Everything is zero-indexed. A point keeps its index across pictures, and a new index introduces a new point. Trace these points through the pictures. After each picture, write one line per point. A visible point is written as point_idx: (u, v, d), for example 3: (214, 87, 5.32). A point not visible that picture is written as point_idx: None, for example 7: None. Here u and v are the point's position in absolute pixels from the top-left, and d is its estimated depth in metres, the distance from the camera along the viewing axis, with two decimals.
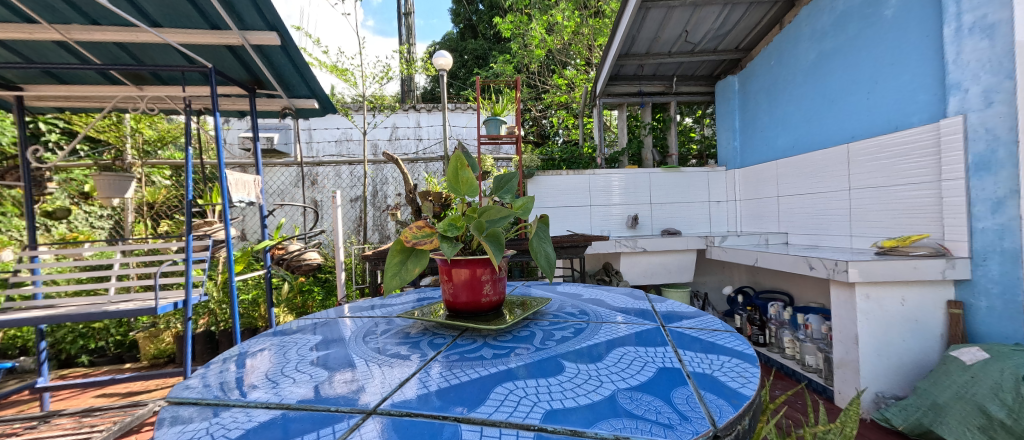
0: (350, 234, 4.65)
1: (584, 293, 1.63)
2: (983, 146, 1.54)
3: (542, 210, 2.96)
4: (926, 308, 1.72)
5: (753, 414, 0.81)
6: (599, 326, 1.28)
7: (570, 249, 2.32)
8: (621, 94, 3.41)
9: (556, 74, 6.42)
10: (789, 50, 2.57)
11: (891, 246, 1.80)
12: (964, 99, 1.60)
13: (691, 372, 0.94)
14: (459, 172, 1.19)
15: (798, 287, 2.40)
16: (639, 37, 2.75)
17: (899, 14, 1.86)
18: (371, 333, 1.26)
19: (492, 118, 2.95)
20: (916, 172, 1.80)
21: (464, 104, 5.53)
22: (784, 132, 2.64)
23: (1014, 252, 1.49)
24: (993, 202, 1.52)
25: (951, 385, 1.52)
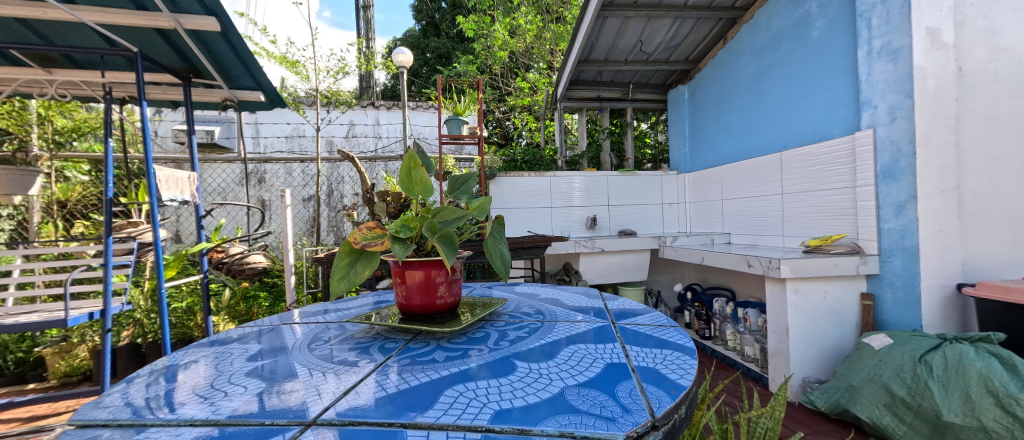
0: (301, 236, 4.39)
1: (542, 293, 1.65)
2: (889, 156, 1.75)
3: (503, 211, 2.97)
4: (844, 301, 1.92)
5: (690, 402, 0.86)
6: (554, 324, 1.30)
7: (531, 250, 2.36)
8: (581, 99, 3.49)
9: (519, 76, 6.50)
10: (732, 63, 2.77)
11: (816, 245, 1.98)
12: (874, 114, 1.81)
13: (636, 366, 0.99)
14: (412, 172, 1.16)
15: (739, 284, 2.59)
16: (598, 44, 2.84)
17: (823, 36, 2.07)
18: (318, 339, 1.19)
19: (453, 117, 2.90)
20: (836, 178, 2.01)
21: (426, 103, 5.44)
22: (728, 140, 2.83)
23: (913, 249, 1.70)
24: (897, 205, 1.73)
25: (864, 368, 1.71)
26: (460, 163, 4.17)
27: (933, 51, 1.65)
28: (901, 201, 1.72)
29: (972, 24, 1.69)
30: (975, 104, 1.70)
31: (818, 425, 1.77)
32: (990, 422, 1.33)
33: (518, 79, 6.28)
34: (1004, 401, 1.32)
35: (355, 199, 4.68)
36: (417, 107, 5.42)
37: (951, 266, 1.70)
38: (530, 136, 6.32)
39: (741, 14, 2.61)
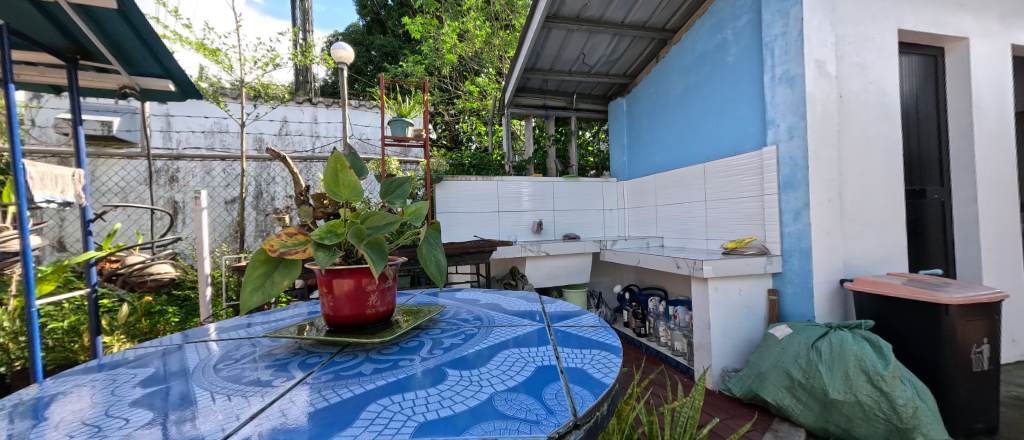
0: (222, 242, 3.98)
1: (482, 299, 1.64)
2: (788, 169, 2.00)
3: (448, 215, 2.92)
4: (755, 296, 2.16)
5: (612, 399, 0.90)
6: (491, 329, 1.31)
7: (475, 255, 2.35)
8: (527, 106, 3.57)
9: (468, 80, 6.48)
10: (663, 80, 3.00)
11: (733, 247, 2.20)
12: (776, 132, 2.06)
13: (565, 367, 1.01)
14: (340, 175, 1.09)
15: (670, 283, 2.79)
16: (543, 54, 2.93)
17: (736, 60, 2.33)
18: (229, 358, 1.06)
19: (397, 118, 2.81)
20: (748, 187, 2.25)
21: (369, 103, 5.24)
22: (661, 150, 3.06)
23: (807, 250, 1.96)
24: (795, 212, 1.98)
25: (769, 355, 1.92)
26: (405, 165, 4.06)
27: (820, 80, 1.92)
28: (797, 208, 1.97)
29: (848, 59, 1.99)
30: (853, 127, 2.00)
31: (734, 410, 1.95)
32: (863, 396, 1.56)
33: (467, 83, 6.28)
34: (874, 378, 1.56)
35: (288, 201, 4.33)
36: (358, 105, 5.17)
37: (835, 264, 1.98)
38: (479, 141, 6.31)
39: (670, 35, 2.85)
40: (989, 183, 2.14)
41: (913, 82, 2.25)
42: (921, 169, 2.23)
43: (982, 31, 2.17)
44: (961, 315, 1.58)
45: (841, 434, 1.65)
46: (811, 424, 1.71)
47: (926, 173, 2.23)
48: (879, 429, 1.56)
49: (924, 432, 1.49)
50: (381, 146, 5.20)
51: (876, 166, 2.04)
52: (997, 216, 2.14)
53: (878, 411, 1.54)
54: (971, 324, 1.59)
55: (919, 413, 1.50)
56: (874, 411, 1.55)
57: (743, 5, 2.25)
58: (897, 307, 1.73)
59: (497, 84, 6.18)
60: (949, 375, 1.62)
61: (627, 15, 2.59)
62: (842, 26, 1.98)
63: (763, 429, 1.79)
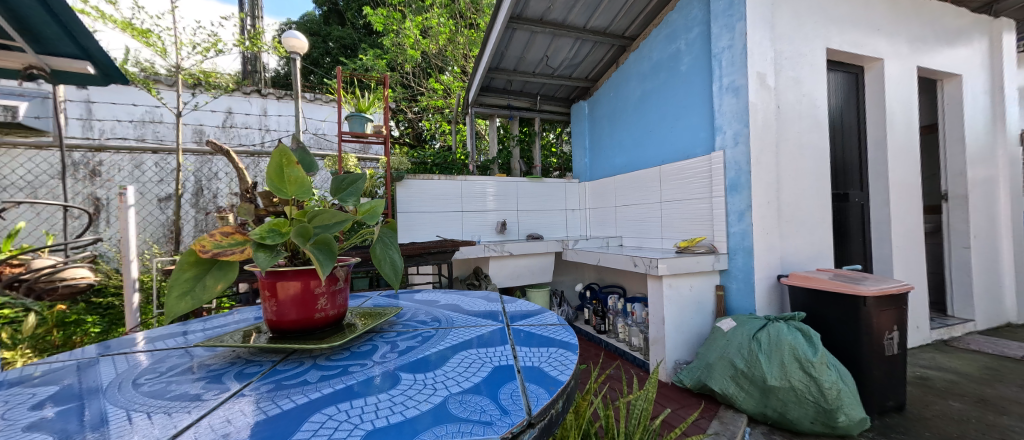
0: (153, 244, 3.63)
1: (441, 300, 1.61)
2: (734, 172, 2.14)
3: (408, 215, 2.84)
4: (705, 292, 2.29)
5: (567, 396, 0.92)
6: (449, 331, 1.28)
7: (437, 255, 2.30)
8: (491, 106, 3.57)
9: (431, 77, 6.38)
10: (623, 85, 3.11)
11: (685, 246, 2.32)
12: (724, 138, 2.20)
13: (522, 366, 1.02)
14: (284, 170, 1.00)
15: (628, 281, 2.90)
16: (507, 54, 2.94)
17: (688, 70, 2.46)
18: (153, 371, 0.95)
19: (355, 114, 2.70)
20: (699, 189, 2.39)
21: (326, 97, 5.02)
22: (620, 154, 3.17)
23: (749, 249, 2.11)
24: (739, 213, 2.13)
25: (716, 347, 2.05)
26: (364, 163, 3.92)
27: (761, 91, 2.07)
28: (741, 209, 2.12)
29: (785, 73, 2.18)
30: (789, 135, 2.19)
31: (685, 400, 2.06)
32: (796, 382, 1.71)
33: (430, 80, 6.17)
34: (805, 364, 1.71)
35: (232, 198, 4.05)
36: (313, 99, 4.94)
37: (773, 262, 2.15)
38: (443, 140, 6.22)
39: (629, 42, 2.95)
40: (899, 188, 2.42)
41: (839, 97, 2.50)
42: (845, 174, 2.48)
43: (894, 54, 2.45)
44: (876, 305, 1.78)
45: (777, 417, 1.79)
46: (751, 409, 1.85)
47: (849, 178, 2.49)
48: (809, 411, 1.71)
49: (846, 412, 1.65)
50: (338, 141, 5.00)
51: (808, 172, 2.24)
52: (905, 217, 2.43)
53: (808, 394, 1.69)
54: (884, 313, 1.80)
55: (841, 395, 1.66)
56: (805, 395, 1.70)
57: (695, 18, 2.38)
58: (825, 300, 1.91)
59: (462, 82, 6.12)
60: (866, 360, 1.81)
61: (589, 20, 2.66)
62: (780, 42, 2.16)
63: (711, 417, 1.90)
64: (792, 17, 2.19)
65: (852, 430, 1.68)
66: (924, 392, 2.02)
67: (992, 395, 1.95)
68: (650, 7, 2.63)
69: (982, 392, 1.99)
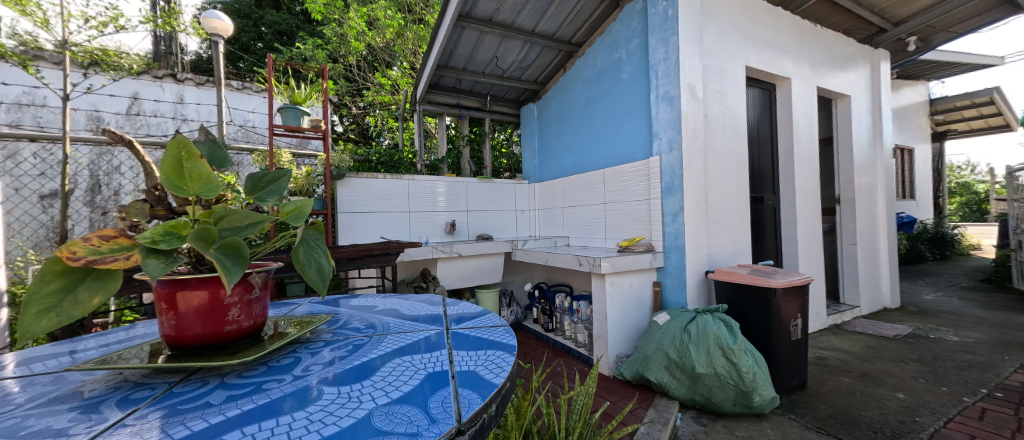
0: (29, 247, 3.10)
1: (379, 305, 1.53)
2: (668, 176, 2.29)
3: (349, 215, 2.69)
4: (644, 288, 2.42)
5: (501, 398, 0.91)
6: (384, 337, 1.21)
7: (380, 257, 2.20)
8: (441, 104, 3.51)
9: (378, 72, 6.15)
10: (569, 90, 3.21)
11: (626, 245, 2.45)
12: (660, 143, 2.35)
13: (457, 370, 0.99)
14: (183, 164, 0.84)
15: (574, 280, 2.99)
16: (456, 52, 2.90)
17: (628, 79, 2.60)
18: (6, 403, 0.79)
19: (289, 106, 2.51)
20: (638, 192, 2.53)
21: (256, 86, 4.68)
22: (567, 156, 3.26)
23: (681, 248, 2.28)
24: (673, 214, 2.29)
25: (652, 340, 2.18)
26: (300, 158, 3.67)
27: (692, 102, 2.24)
28: (675, 211, 2.28)
29: (712, 86, 2.38)
30: (716, 143, 2.39)
31: (624, 391, 2.16)
32: (720, 368, 1.87)
33: (377, 75, 5.94)
34: (726, 351, 1.87)
35: (138, 194, 3.63)
36: (240, 87, 4.56)
37: (702, 259, 2.33)
38: (391, 137, 6.01)
39: (575, 49, 3.05)
40: (804, 193, 2.75)
41: (756, 110, 2.79)
42: (760, 180, 2.78)
43: (799, 74, 2.78)
44: (785, 297, 2.01)
45: (704, 402, 1.94)
46: (682, 396, 1.99)
47: (763, 183, 2.79)
48: (730, 394, 1.87)
49: (759, 392, 1.84)
50: (268, 134, 4.70)
51: (731, 177, 2.47)
52: (808, 218, 2.77)
53: (730, 379, 1.85)
54: (790, 302, 2.03)
55: (756, 377, 1.84)
56: (727, 379, 1.86)
57: (634, 29, 2.52)
58: (744, 293, 2.12)
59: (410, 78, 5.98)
60: (777, 345, 2.03)
61: (538, 23, 2.70)
62: (708, 58, 2.35)
63: (647, 406, 2.01)
64: (717, 35, 2.39)
65: (765, 408, 1.87)
66: (822, 370, 2.31)
67: (873, 369, 2.28)
68: (595, 16, 2.73)
69: (865, 367, 2.32)
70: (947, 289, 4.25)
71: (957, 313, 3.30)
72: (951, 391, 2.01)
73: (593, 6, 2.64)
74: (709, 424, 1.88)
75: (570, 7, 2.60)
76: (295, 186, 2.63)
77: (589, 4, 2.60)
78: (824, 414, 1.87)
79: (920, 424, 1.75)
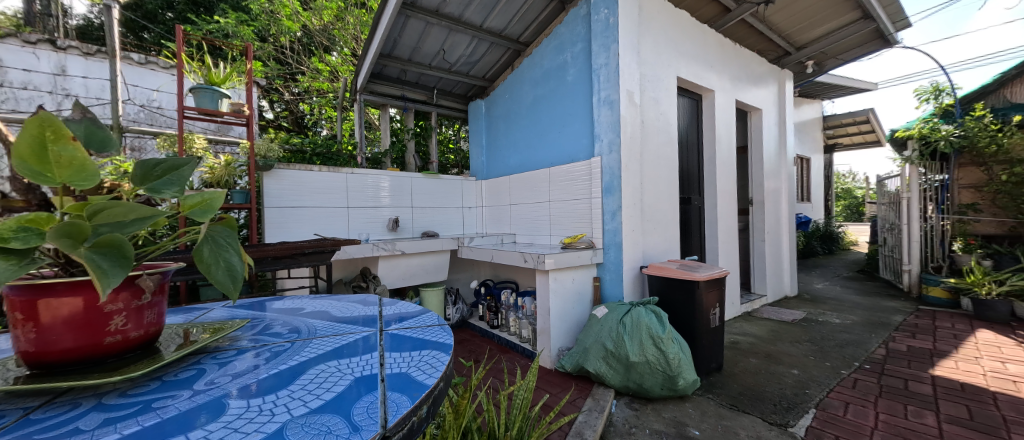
0: None
1: (306, 307, 1.41)
2: (609, 176, 2.41)
3: (277, 210, 2.47)
4: (585, 283, 2.52)
5: (435, 399, 0.83)
6: (309, 341, 1.07)
7: (312, 256, 2.04)
8: (384, 95, 3.36)
9: (315, 56, 5.73)
10: (517, 89, 3.23)
11: (569, 243, 2.54)
12: (601, 145, 2.46)
13: (386, 373, 0.88)
14: (40, 143, 0.59)
15: (520, 276, 3.02)
16: (401, 42, 2.79)
17: (573, 81, 2.68)
18: None
19: (203, 87, 2.25)
20: (580, 191, 2.62)
21: (163, 61, 4.19)
22: (514, 154, 3.29)
23: (618, 245, 2.41)
24: (613, 213, 2.41)
25: (592, 333, 2.28)
26: (218, 145, 3.31)
27: (630, 107, 2.38)
28: (614, 209, 2.40)
29: (648, 93, 2.54)
30: (650, 147, 2.56)
31: (566, 383, 2.23)
32: (650, 356, 2.01)
33: (313, 59, 5.52)
34: (656, 340, 2.02)
35: None
36: (142, 62, 4.03)
37: (637, 256, 2.49)
38: (329, 126, 5.66)
39: (523, 48, 3.07)
40: (724, 195, 3.06)
41: (686, 118, 3.04)
42: (688, 182, 3.04)
43: (721, 87, 3.08)
44: (706, 288, 2.23)
45: (636, 387, 2.07)
46: (617, 384, 2.11)
47: (691, 186, 3.05)
48: (659, 380, 2.02)
49: (684, 376, 2.01)
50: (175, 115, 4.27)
51: (663, 179, 2.66)
52: (727, 218, 3.08)
53: (659, 365, 2.00)
54: (710, 293, 2.25)
55: (680, 363, 2.01)
56: (656, 366, 2.00)
57: (578, 34, 2.61)
58: (674, 286, 2.29)
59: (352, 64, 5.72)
60: (700, 332, 2.23)
61: (485, 20, 2.69)
62: (645, 66, 2.51)
63: (586, 396, 2.10)
64: (653, 45, 2.56)
65: (688, 390, 2.05)
66: (735, 353, 2.60)
67: (774, 350, 2.62)
68: (542, 17, 2.78)
69: (769, 348, 2.65)
70: (832, 279, 5.01)
71: (839, 299, 3.91)
72: (832, 365, 2.37)
73: (540, 7, 2.69)
74: (640, 408, 2.02)
75: (518, 6, 2.62)
76: (211, 176, 2.36)
77: (536, 4, 2.64)
78: (736, 392, 2.11)
79: (809, 395, 2.04)
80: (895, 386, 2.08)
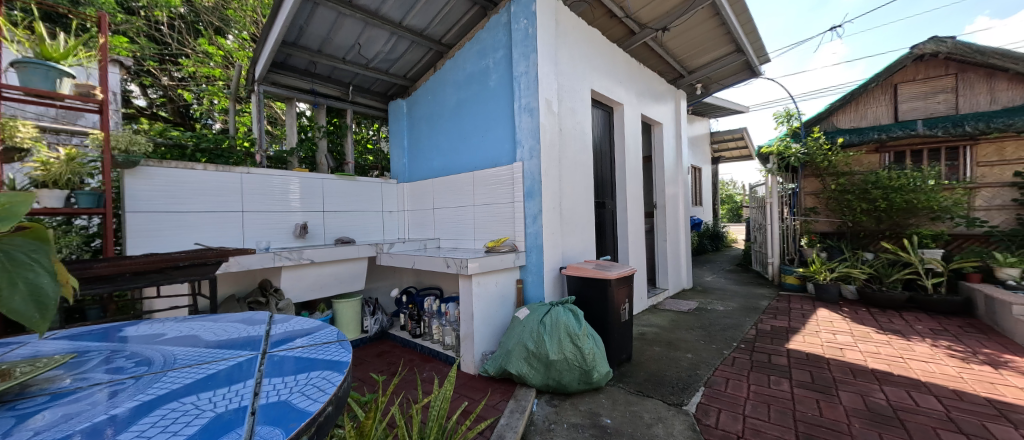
0: None
1: (168, 334, 1.17)
2: (530, 181, 2.48)
3: (144, 216, 2.06)
4: (508, 286, 2.56)
5: (322, 426, 0.70)
6: (161, 376, 0.85)
7: (189, 270, 1.74)
8: (288, 87, 3.04)
9: (202, 37, 4.96)
10: (439, 91, 3.17)
11: (493, 246, 2.56)
12: (522, 151, 2.52)
13: (259, 403, 0.72)
14: None
15: (444, 282, 2.95)
16: (308, 31, 2.55)
17: (495, 87, 2.71)
18: None
19: (32, 61, 1.81)
20: (502, 195, 2.66)
21: None
22: (438, 157, 3.22)
23: (539, 247, 2.50)
24: (534, 217, 2.49)
25: (514, 334, 2.31)
26: (56, 135, 2.67)
27: (549, 115, 2.49)
28: (535, 213, 2.48)
29: (566, 103, 2.69)
30: (568, 154, 2.71)
31: (490, 387, 2.23)
32: (568, 352, 2.11)
33: (200, 41, 4.81)
34: (573, 337, 2.13)
35: None
36: None
37: (556, 258, 2.61)
38: (221, 118, 4.97)
39: (446, 50, 3.03)
40: (632, 199, 3.37)
41: (600, 128, 3.28)
42: (602, 187, 3.28)
43: (629, 101, 3.40)
44: (617, 285, 2.41)
45: (555, 385, 2.15)
46: (538, 383, 2.16)
47: (605, 191, 3.29)
48: (576, 375, 2.12)
49: (598, 369, 2.14)
50: None
51: (580, 184, 2.83)
52: (635, 220, 3.39)
53: (576, 361, 2.11)
54: (621, 289, 2.44)
55: (595, 357, 2.14)
56: (574, 362, 2.11)
57: (500, 40, 2.65)
58: (590, 284, 2.45)
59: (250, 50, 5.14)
60: (613, 327, 2.39)
61: (405, 16, 2.58)
62: (562, 76, 2.65)
63: (508, 398, 2.12)
64: (569, 58, 2.72)
65: (602, 381, 2.19)
66: (641, 343, 2.86)
67: (674, 338, 2.94)
68: (464, 20, 2.77)
69: (669, 336, 2.97)
70: (718, 272, 5.84)
71: (723, 289, 4.56)
72: (717, 347, 2.75)
73: (462, 10, 2.66)
74: (560, 404, 2.10)
75: (439, 7, 2.56)
76: (43, 173, 1.89)
77: (458, 7, 2.62)
78: (642, 379, 2.31)
79: (700, 375, 2.32)
80: (762, 361, 2.48)
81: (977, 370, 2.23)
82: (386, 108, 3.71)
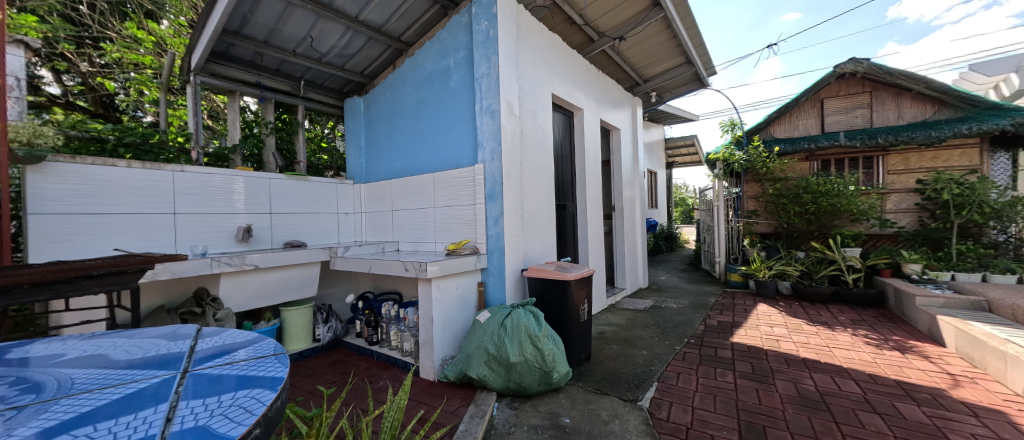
0: None
1: (70, 354, 1.04)
2: (491, 182, 2.47)
3: (50, 218, 1.82)
4: (468, 289, 2.53)
5: None
6: (51, 405, 0.74)
7: (105, 279, 1.56)
8: (230, 79, 2.83)
9: (129, 20, 4.52)
10: (399, 89, 3.09)
11: (453, 249, 2.52)
12: (484, 152, 2.51)
13: (171, 431, 0.65)
14: None
15: (403, 286, 2.87)
16: (252, 20, 2.39)
17: (456, 87, 2.68)
18: None
19: None
20: (463, 197, 2.63)
21: None
22: (397, 157, 3.13)
23: (500, 249, 2.50)
24: (495, 219, 2.48)
25: (474, 338, 2.29)
26: None
27: (510, 118, 2.50)
28: (496, 215, 2.48)
29: (527, 107, 2.71)
30: (530, 156, 2.74)
31: (450, 393, 2.19)
32: (528, 354, 2.11)
33: (128, 25, 4.41)
34: (533, 339, 2.14)
35: None
36: None
37: (517, 260, 2.62)
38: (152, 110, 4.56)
39: (405, 47, 2.95)
40: (591, 202, 3.47)
41: (561, 132, 3.34)
42: (563, 190, 3.34)
43: (589, 106, 3.50)
44: (576, 286, 2.46)
45: (516, 387, 2.15)
46: (499, 386, 2.16)
47: (566, 194, 3.36)
48: (536, 376, 2.14)
49: (558, 370, 2.17)
50: None
51: (541, 186, 2.87)
52: (594, 222, 3.49)
53: (536, 363, 2.12)
54: (580, 290, 2.50)
55: (555, 358, 2.16)
56: (534, 363, 2.12)
57: (460, 41, 2.63)
58: (550, 285, 2.48)
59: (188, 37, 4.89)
60: (573, 327, 2.44)
61: (361, 11, 2.48)
62: (523, 79, 2.67)
63: (468, 403, 2.09)
64: (530, 62, 2.75)
65: (562, 381, 2.22)
66: (600, 342, 2.95)
67: (630, 336, 3.06)
68: (424, 19, 2.71)
69: (626, 334, 3.08)
70: (672, 271, 6.17)
71: (675, 287, 4.82)
72: (669, 343, 2.89)
73: (421, 8, 2.61)
74: (520, 406, 2.11)
75: (397, 4, 2.50)
76: None
77: (417, 5, 2.56)
78: (600, 377, 2.38)
79: (654, 371, 2.43)
80: (710, 354, 2.64)
81: (888, 355, 2.52)
82: (341, 105, 3.55)
